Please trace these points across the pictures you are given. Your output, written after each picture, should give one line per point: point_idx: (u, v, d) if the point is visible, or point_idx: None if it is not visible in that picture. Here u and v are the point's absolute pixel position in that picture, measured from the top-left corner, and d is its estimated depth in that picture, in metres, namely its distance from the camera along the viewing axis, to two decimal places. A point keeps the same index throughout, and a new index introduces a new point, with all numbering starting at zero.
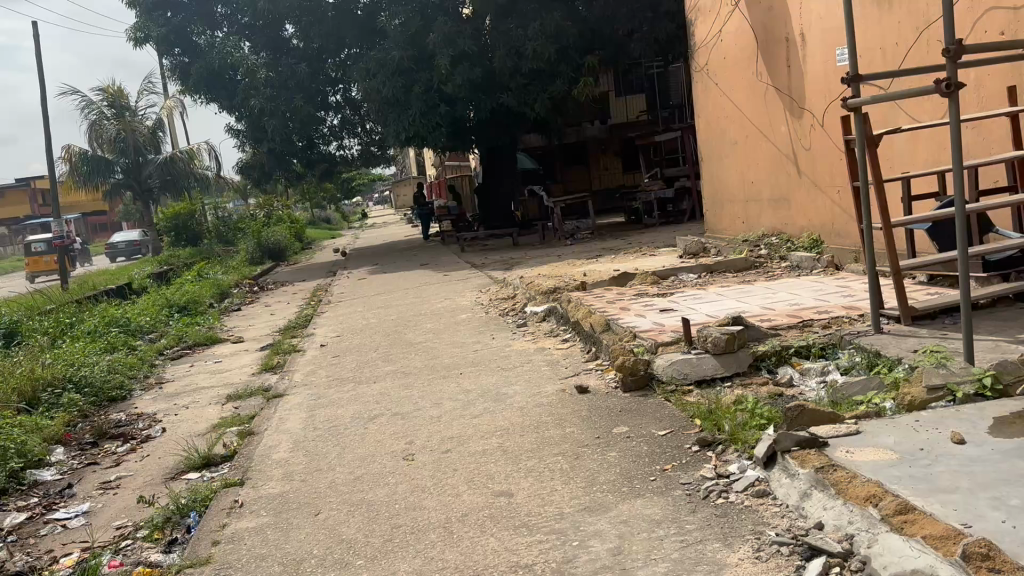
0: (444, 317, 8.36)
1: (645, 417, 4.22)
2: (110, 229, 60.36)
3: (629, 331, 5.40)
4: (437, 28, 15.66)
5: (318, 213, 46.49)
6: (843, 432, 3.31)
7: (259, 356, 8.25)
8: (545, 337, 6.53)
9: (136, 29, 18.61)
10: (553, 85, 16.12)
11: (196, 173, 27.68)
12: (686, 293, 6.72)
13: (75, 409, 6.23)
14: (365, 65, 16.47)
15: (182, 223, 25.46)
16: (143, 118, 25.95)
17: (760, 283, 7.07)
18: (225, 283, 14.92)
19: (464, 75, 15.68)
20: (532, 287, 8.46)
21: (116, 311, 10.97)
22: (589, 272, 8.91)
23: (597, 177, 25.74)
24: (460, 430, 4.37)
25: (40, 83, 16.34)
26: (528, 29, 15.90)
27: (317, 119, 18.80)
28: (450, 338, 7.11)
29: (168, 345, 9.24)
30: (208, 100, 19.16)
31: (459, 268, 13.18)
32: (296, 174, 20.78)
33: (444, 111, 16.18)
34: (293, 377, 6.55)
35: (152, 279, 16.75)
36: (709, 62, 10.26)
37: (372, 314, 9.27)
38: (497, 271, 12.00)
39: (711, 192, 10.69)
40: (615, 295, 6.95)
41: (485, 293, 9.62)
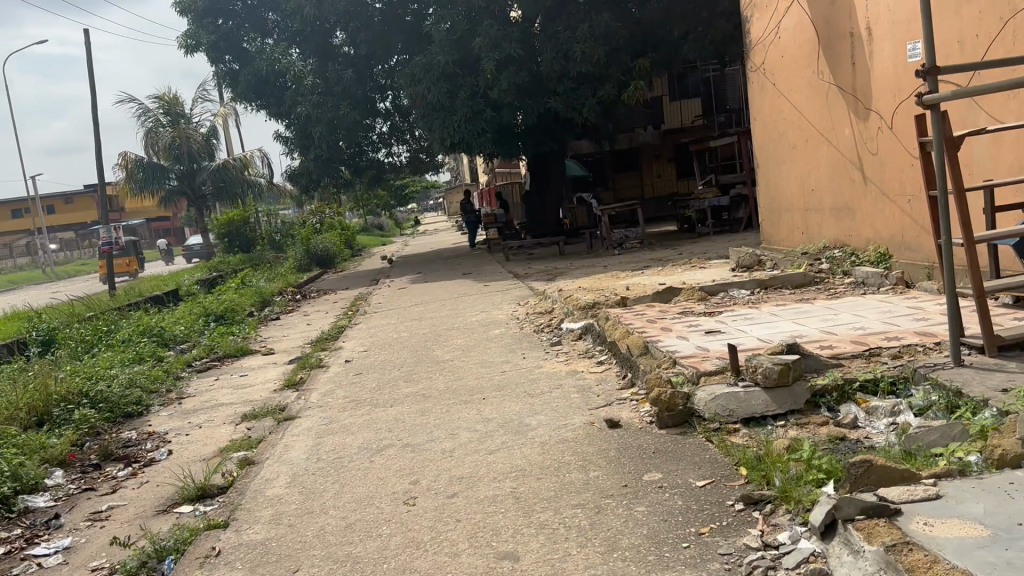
0: (477, 332, 7.91)
1: (682, 461, 3.67)
2: (172, 234, 61.88)
3: (670, 356, 4.85)
4: (483, 31, 15.29)
5: (372, 219, 46.74)
6: (919, 496, 2.73)
7: (284, 371, 7.91)
8: (580, 358, 6.01)
9: (187, 36, 18.77)
10: (601, 90, 15.59)
11: (249, 180, 27.95)
12: (736, 312, 6.13)
13: (85, 426, 5.94)
14: (410, 70, 16.22)
15: (234, 230, 25.65)
16: (197, 126, 26.27)
17: (820, 301, 6.42)
18: (268, 291, 14.72)
19: (510, 79, 15.25)
20: (570, 301, 7.95)
21: (151, 320, 10.82)
22: (634, 286, 8.33)
23: (649, 184, 25.04)
24: (472, 469, 3.89)
25: (91, 90, 16.48)
26: (577, 32, 15.41)
27: (363, 125, 18.63)
28: (479, 357, 6.63)
29: (198, 357, 8.98)
30: (257, 107, 19.19)
31: (500, 279, 12.72)
32: (343, 181, 20.66)
33: (490, 117, 15.77)
34: (310, 397, 6.17)
35: (199, 285, 16.73)
36: (765, 61, 9.60)
37: (404, 328, 8.87)
38: (539, 282, 11.51)
39: (768, 200, 10.00)
40: (657, 313, 6.38)
41: (522, 306, 9.14)
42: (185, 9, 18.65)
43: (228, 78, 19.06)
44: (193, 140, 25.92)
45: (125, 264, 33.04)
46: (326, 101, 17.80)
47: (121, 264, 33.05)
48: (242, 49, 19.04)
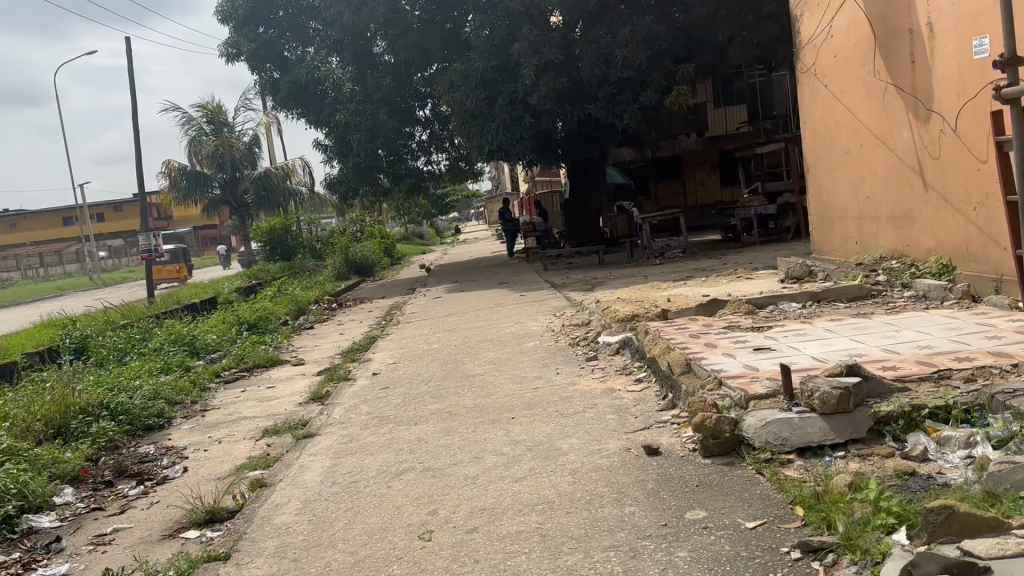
0: (511, 344, 7.58)
1: (730, 497, 3.28)
2: (219, 242, 62.92)
3: (715, 376, 4.45)
4: (523, 36, 15.01)
5: (413, 228, 46.86)
6: (1012, 551, 2.31)
7: (312, 383, 7.69)
8: (617, 375, 5.64)
9: (229, 45, 18.91)
10: (643, 95, 15.18)
11: (291, 189, 28.13)
12: (787, 328, 5.70)
13: (103, 440, 5.78)
14: (448, 77, 16.02)
15: (276, 237, 25.77)
16: (240, 135, 26.50)
17: (878, 316, 5.94)
18: (304, 300, 14.58)
19: (549, 84, 14.94)
20: (608, 313, 7.57)
21: (183, 328, 10.73)
22: (676, 298, 7.92)
23: (692, 193, 24.50)
24: (495, 499, 3.55)
25: (133, 98, 16.59)
26: (618, 36, 15.05)
27: (402, 133, 18.49)
28: (511, 371, 6.30)
29: (227, 367, 8.83)
30: (297, 115, 19.21)
31: (537, 288, 12.38)
32: (382, 189, 20.57)
33: (529, 124, 15.47)
34: (334, 411, 5.89)
35: (239, 293, 16.71)
36: (817, 61, 9.13)
37: (436, 339, 8.57)
38: (577, 292, 11.14)
39: (819, 207, 9.50)
40: (701, 328, 5.97)
41: (558, 318, 8.78)
42: (226, 18, 18.78)
43: (269, 86, 19.11)
44: (236, 149, 26.15)
45: (173, 271, 33.62)
46: (364, 109, 17.70)
47: (169, 271, 33.65)
48: (283, 57, 19.10)
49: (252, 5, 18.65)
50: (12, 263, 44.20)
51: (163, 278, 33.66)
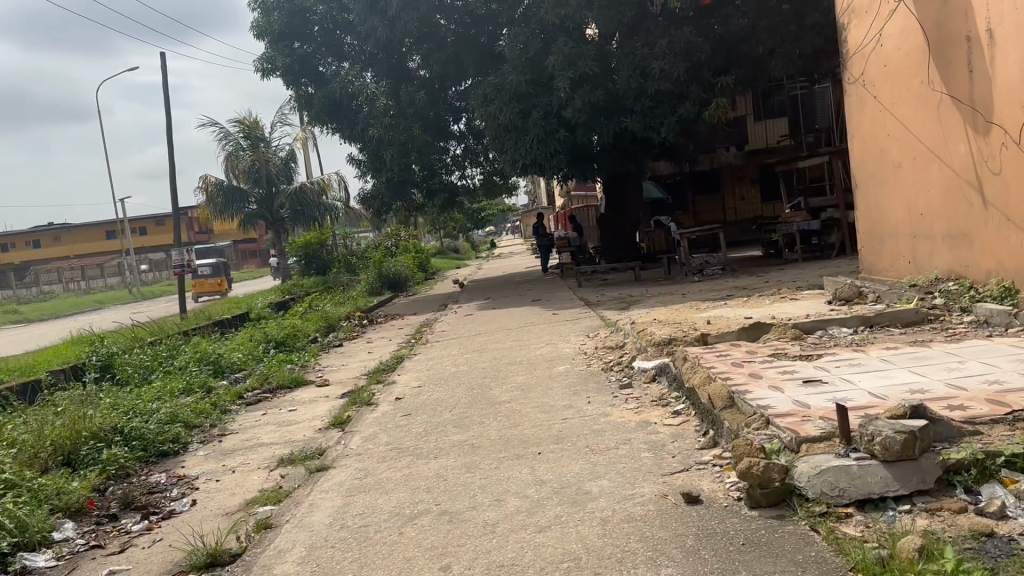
0: (541, 368, 7.22)
1: (780, 559, 2.89)
2: (258, 255, 63.64)
3: (761, 414, 4.05)
4: (557, 49, 14.71)
5: (448, 241, 46.79)
6: None
7: (335, 406, 7.41)
8: (653, 406, 5.25)
9: (264, 60, 18.94)
10: (681, 108, 14.77)
11: (326, 203, 28.18)
12: (838, 357, 5.27)
13: (112, 468, 5.63)
14: (481, 91, 15.80)
15: (311, 252, 25.78)
16: (276, 150, 26.64)
17: (938, 344, 5.46)
18: (334, 316, 14.39)
19: (585, 97, 14.61)
20: (643, 336, 7.18)
21: (210, 346, 10.59)
22: (716, 320, 7.50)
23: (731, 208, 23.95)
24: (515, 554, 3.20)
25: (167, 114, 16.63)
26: (655, 48, 14.66)
27: (435, 147, 18.31)
28: (540, 399, 5.94)
29: (250, 387, 8.64)
30: (331, 130, 19.16)
31: (570, 306, 12.01)
32: (415, 203, 20.42)
33: (563, 138, 15.15)
34: (353, 440, 5.59)
35: (271, 308, 16.62)
36: (865, 71, 8.66)
37: (463, 361, 8.25)
38: (612, 311, 10.75)
39: (869, 224, 9.01)
40: (744, 355, 5.56)
41: (591, 339, 8.40)
42: (261, 33, 18.84)
43: (303, 100, 19.09)
44: (272, 164, 26.30)
45: (213, 284, 33.99)
46: (397, 124, 17.56)
47: (210, 284, 34.02)
48: (317, 73, 19.10)
49: (286, 20, 18.66)
50: (56, 276, 45.13)
51: (204, 291, 34.03)
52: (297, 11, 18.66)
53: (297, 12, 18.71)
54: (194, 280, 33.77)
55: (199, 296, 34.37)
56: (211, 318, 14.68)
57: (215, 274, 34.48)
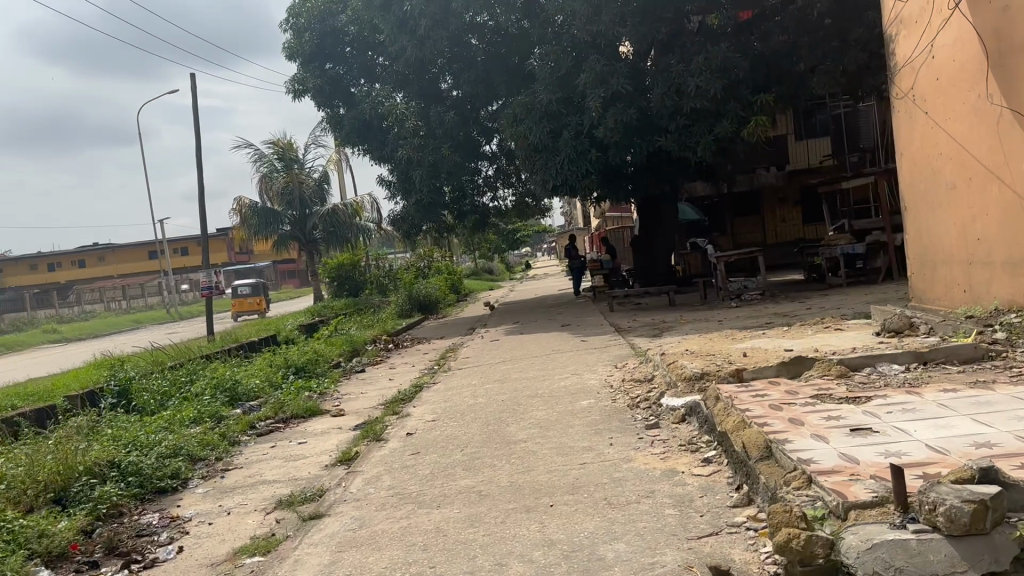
0: (564, 402, 6.75)
1: None
2: (297, 276, 64.20)
3: (803, 470, 3.56)
4: (589, 67, 14.36)
5: (483, 262, 46.58)
6: None
7: (346, 439, 7.02)
8: (682, 451, 4.77)
9: (296, 81, 18.98)
10: (718, 127, 14.29)
11: (359, 224, 28.11)
12: (890, 400, 4.74)
13: (103, 507, 5.27)
14: (512, 110, 15.51)
15: (344, 274, 25.65)
16: (310, 171, 26.68)
17: (1003, 387, 4.87)
18: (359, 340, 14.07)
19: (617, 116, 14.20)
20: (673, 369, 6.68)
21: (228, 371, 10.31)
22: (753, 353, 6.97)
23: (772, 229, 23.26)
24: None
25: (197, 135, 16.61)
26: (690, 65, 14.24)
27: (466, 168, 18.04)
28: (559, 439, 5.49)
29: (262, 416, 8.31)
30: (361, 151, 19.03)
31: (599, 333, 11.52)
32: (446, 225, 20.15)
33: (595, 157, 14.75)
34: (355, 483, 5.18)
35: (299, 330, 16.40)
36: (915, 86, 8.13)
37: (483, 392, 7.80)
38: (643, 339, 10.25)
39: (919, 250, 8.41)
40: (783, 395, 5.04)
41: (619, 370, 7.91)
42: (294, 55, 18.85)
43: (334, 122, 19.06)
44: (305, 185, 26.33)
45: (253, 304, 34.14)
46: (427, 144, 17.35)
47: (251, 303, 34.15)
48: (349, 93, 19.04)
49: (318, 41, 18.66)
50: (97, 296, 45.88)
51: (244, 311, 34.19)
52: (329, 33, 18.65)
53: (329, 33, 18.70)
54: (235, 300, 33.94)
55: (238, 316, 34.53)
56: (236, 341, 14.47)
57: (254, 294, 34.64)
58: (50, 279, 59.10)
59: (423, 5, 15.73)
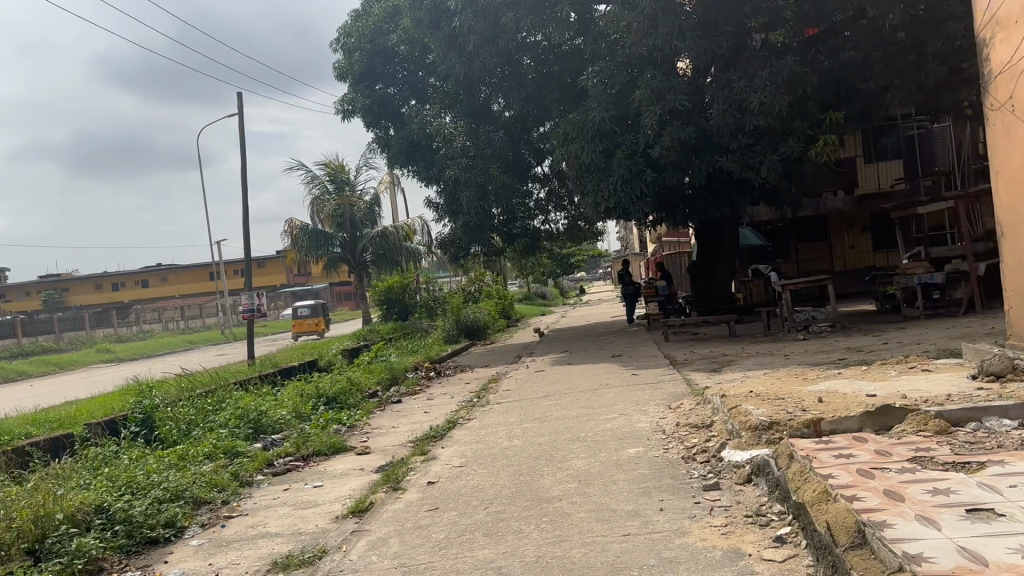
0: (608, 450, 5.92)
1: None
2: (353, 298, 64.60)
3: (912, 572, 2.70)
4: (645, 83, 13.59)
5: (537, 287, 45.90)
6: None
7: (366, 484, 6.31)
8: (749, 525, 3.92)
9: (345, 102, 18.73)
10: (783, 146, 13.35)
11: (409, 248, 27.74)
12: (1010, 470, 3.81)
13: (78, 564, 4.67)
14: (563, 129, 14.85)
15: (393, 297, 25.21)
16: (362, 193, 26.48)
17: None
18: (399, 367, 13.47)
19: (674, 135, 13.39)
20: (736, 416, 5.79)
21: (255, 400, 9.78)
22: (830, 398, 6.04)
23: (840, 257, 22.00)
24: None
25: (242, 155, 16.40)
26: (754, 80, 13.36)
27: (517, 190, 17.39)
28: (600, 499, 4.67)
29: (281, 453, 7.71)
30: (410, 172, 18.62)
31: (653, 366, 10.63)
32: (496, 249, 19.52)
33: (650, 178, 13.95)
34: (358, 546, 4.46)
35: (342, 355, 15.90)
36: (1014, 96, 7.14)
37: (519, 433, 7.00)
38: (700, 374, 9.34)
39: (1019, 280, 7.37)
40: (873, 458, 4.13)
41: (673, 412, 7.03)
42: (344, 75, 18.59)
43: (383, 143, 18.72)
44: (357, 208, 26.12)
45: (312, 324, 34.16)
46: (475, 164, 16.80)
47: (309, 324, 34.19)
48: (398, 113, 18.64)
49: (369, 61, 18.36)
50: (156, 315, 46.72)
51: (303, 332, 34.28)
52: (380, 51, 18.28)
53: (380, 52, 18.36)
54: (294, 321, 34.03)
55: (297, 337, 34.61)
56: (275, 367, 14.06)
57: (313, 316, 34.67)
58: (115, 298, 60.73)
59: (472, 20, 15.20)
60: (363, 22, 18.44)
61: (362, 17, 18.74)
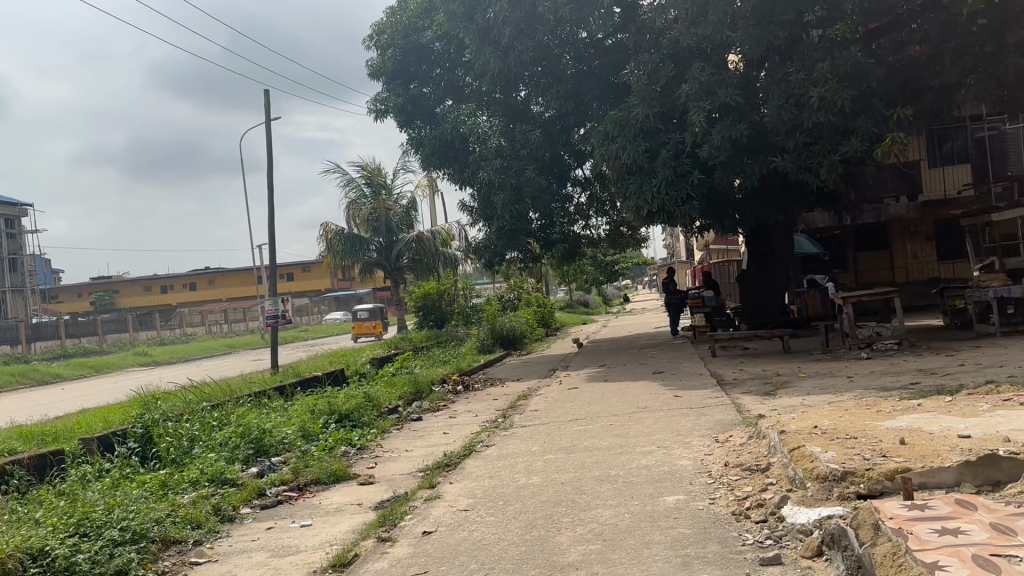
0: (642, 496, 4.93)
1: None
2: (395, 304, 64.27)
3: None
4: (693, 76, 12.55)
5: (580, 295, 44.79)
6: None
7: (358, 525, 5.41)
8: None
9: (378, 100, 18.03)
10: (845, 144, 12.19)
11: (447, 253, 26.96)
12: None
13: None
14: (603, 128, 13.88)
15: (431, 304, 24.31)
16: (398, 198, 25.85)
17: None
18: (425, 380, 12.59)
19: (724, 132, 12.34)
20: (799, 462, 4.75)
21: (260, 417, 9.00)
22: (914, 439, 4.94)
23: (901, 267, 20.59)
24: None
25: (269, 155, 15.77)
26: (813, 72, 12.22)
27: (554, 192, 16.44)
28: (625, 571, 3.69)
29: (274, 481, 6.88)
30: (443, 174, 17.87)
31: (698, 386, 9.56)
32: (533, 256, 18.55)
33: (697, 181, 12.95)
34: None
35: (369, 365, 15.10)
36: None
37: (539, 467, 6.04)
38: (751, 398, 8.25)
39: None
40: (992, 538, 3.06)
41: (721, 448, 6.00)
42: (377, 73, 17.92)
43: (415, 143, 17.97)
44: (393, 212, 25.48)
45: (371, 326, 33.65)
46: (510, 165, 15.93)
47: (369, 326, 33.79)
48: (432, 113, 17.92)
49: (403, 58, 17.65)
50: (200, 318, 46.90)
51: (362, 334, 33.81)
52: (413, 48, 17.60)
53: (413, 49, 17.65)
54: (354, 323, 33.62)
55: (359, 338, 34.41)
56: (296, 376, 13.31)
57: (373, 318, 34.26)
58: (162, 300, 61.50)
59: (508, 11, 14.41)
60: (395, 17, 17.76)
61: (396, 13, 18.07)
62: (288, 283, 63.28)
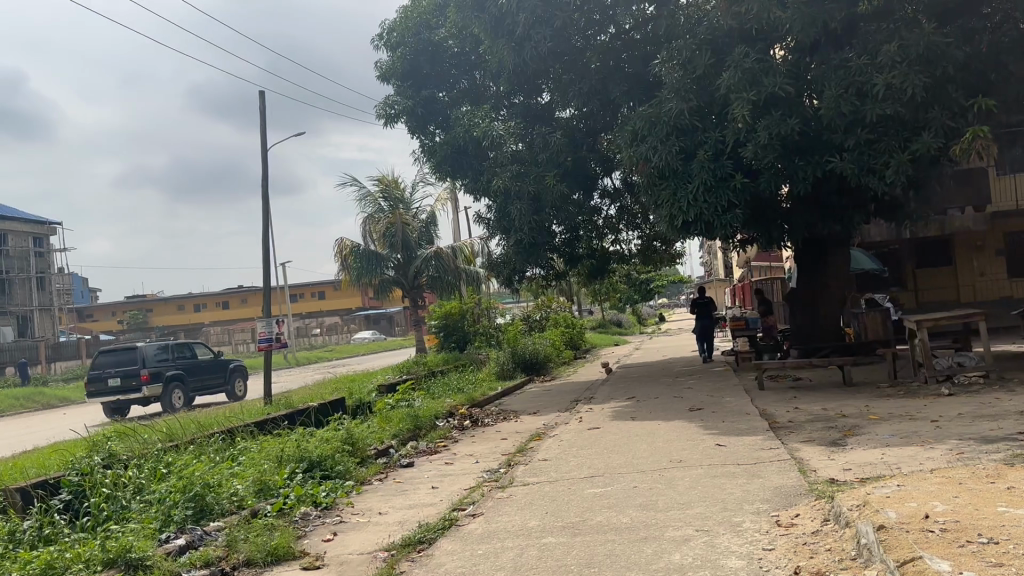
0: None
1: None
2: None
3: None
4: (735, 63, 10.89)
5: (613, 314, 43.09)
6: None
7: None
8: None
9: (387, 106, 16.60)
10: (917, 141, 10.40)
11: (469, 271, 25.47)
12: None
13: None
14: (630, 127, 12.21)
15: (451, 325, 22.77)
16: (417, 213, 24.43)
17: None
18: (426, 413, 11.01)
19: (771, 128, 10.66)
20: None
21: (212, 465, 7.45)
22: None
23: (966, 284, 18.58)
24: None
25: (263, 162, 14.42)
26: (879, 56, 10.47)
27: (578, 203, 14.77)
28: None
29: (195, 561, 5.31)
30: (457, 184, 16.39)
31: (744, 431, 7.81)
32: (556, 273, 16.92)
33: (740, 184, 11.24)
34: None
35: (374, 395, 13.59)
36: None
37: (532, 562, 4.38)
38: (813, 451, 6.50)
39: None
40: None
41: (784, 539, 4.29)
42: (387, 76, 16.54)
43: (428, 151, 16.52)
44: (411, 228, 24.04)
45: None
46: (528, 172, 14.36)
47: None
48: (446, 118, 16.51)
49: (414, 59, 16.29)
50: (227, 339, 46.04)
51: None
52: (425, 48, 16.26)
53: (426, 49, 16.28)
54: None
55: None
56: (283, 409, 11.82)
57: None
58: (194, 319, 61.05)
59: None
60: (406, 15, 16.40)
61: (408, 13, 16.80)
62: (319, 301, 62.35)
